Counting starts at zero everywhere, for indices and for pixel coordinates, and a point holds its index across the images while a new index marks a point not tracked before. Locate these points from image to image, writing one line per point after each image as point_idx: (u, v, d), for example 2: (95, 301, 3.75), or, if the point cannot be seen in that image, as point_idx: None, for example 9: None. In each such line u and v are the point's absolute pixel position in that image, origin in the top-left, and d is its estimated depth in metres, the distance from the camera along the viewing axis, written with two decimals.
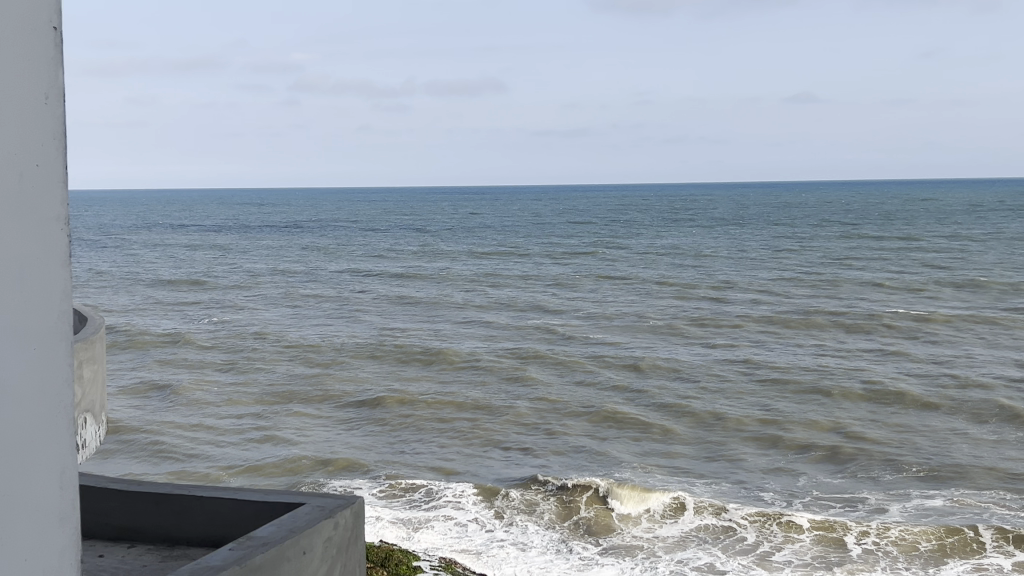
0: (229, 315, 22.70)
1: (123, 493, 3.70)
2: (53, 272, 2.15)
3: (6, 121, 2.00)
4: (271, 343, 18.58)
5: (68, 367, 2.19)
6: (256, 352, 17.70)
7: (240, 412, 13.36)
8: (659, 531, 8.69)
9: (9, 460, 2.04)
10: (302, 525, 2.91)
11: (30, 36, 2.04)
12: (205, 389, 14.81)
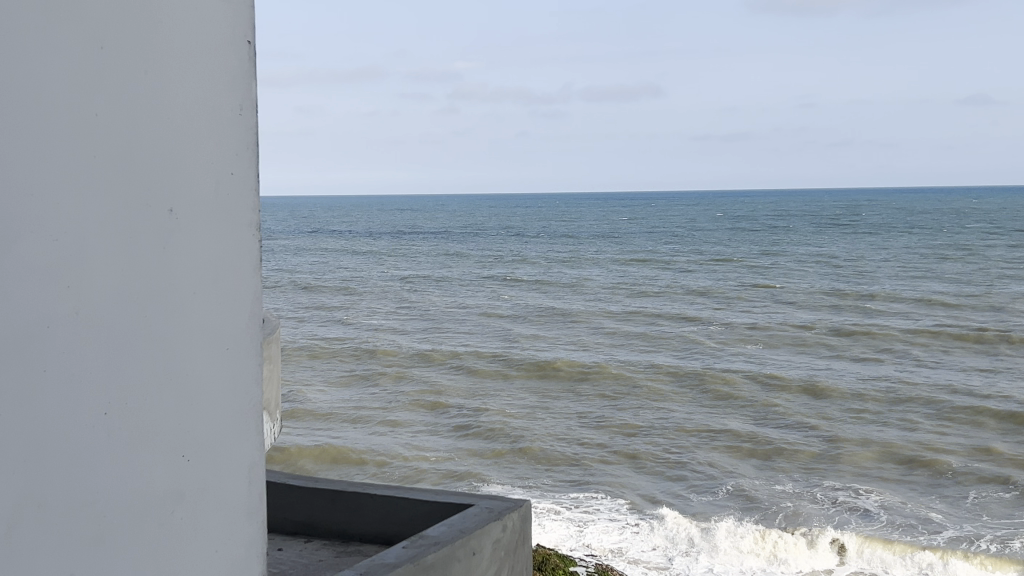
0: (377, 320, 23.21)
1: (300, 489, 3.83)
2: (244, 277, 2.26)
3: (202, 131, 2.12)
4: (418, 347, 18.98)
5: (255, 367, 2.30)
6: (405, 355, 18.14)
7: (391, 413, 13.69)
8: (831, 568, 8.14)
9: (204, 454, 2.15)
10: (472, 525, 2.95)
11: (228, 50, 2.18)
12: (357, 390, 15.26)
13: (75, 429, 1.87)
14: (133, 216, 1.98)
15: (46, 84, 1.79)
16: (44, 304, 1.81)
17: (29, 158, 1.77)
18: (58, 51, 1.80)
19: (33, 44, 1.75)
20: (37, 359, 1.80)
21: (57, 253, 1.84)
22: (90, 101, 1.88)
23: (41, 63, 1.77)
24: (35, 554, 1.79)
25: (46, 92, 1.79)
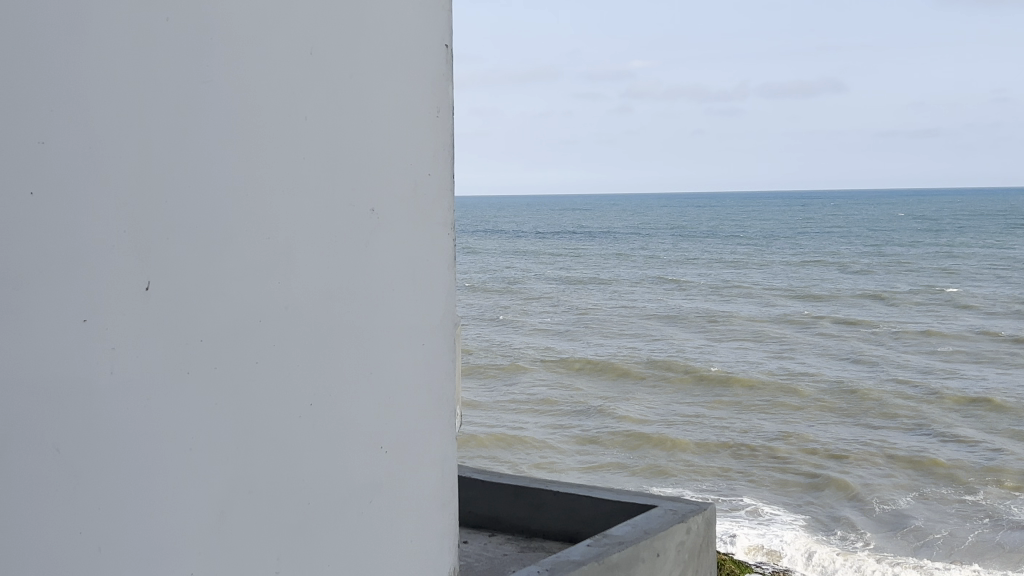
0: (538, 321, 23.47)
1: (485, 484, 3.90)
2: (439, 273, 2.32)
3: (403, 132, 2.20)
4: (579, 350, 19.07)
5: (447, 363, 2.36)
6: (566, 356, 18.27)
7: (552, 414, 13.79)
8: None
9: (400, 447, 2.22)
10: (656, 527, 2.94)
11: (427, 53, 2.25)
12: (519, 389, 15.45)
13: (282, 420, 1.97)
14: (337, 216, 2.06)
15: (260, 89, 1.89)
16: (255, 298, 1.92)
17: (243, 159, 1.87)
18: (270, 57, 1.90)
19: (247, 52, 1.86)
20: (249, 350, 1.90)
21: (268, 250, 1.94)
22: (299, 105, 1.97)
23: (256, 69, 1.87)
24: (243, 534, 1.90)
25: (259, 96, 1.89)
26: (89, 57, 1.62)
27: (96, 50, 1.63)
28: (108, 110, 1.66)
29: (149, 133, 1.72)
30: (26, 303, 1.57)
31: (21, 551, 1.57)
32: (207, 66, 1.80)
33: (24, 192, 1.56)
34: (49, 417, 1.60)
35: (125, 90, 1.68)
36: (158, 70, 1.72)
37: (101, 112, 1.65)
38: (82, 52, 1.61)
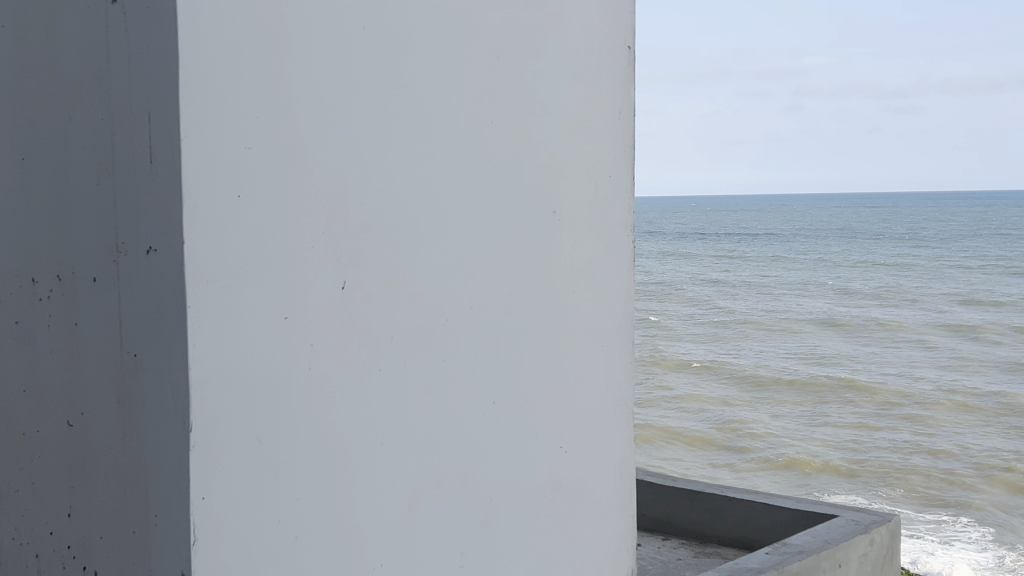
0: (695, 324, 23.31)
1: (659, 486, 3.92)
2: (619, 274, 2.32)
3: (584, 134, 2.21)
4: (739, 355, 18.78)
5: (628, 365, 2.36)
6: (725, 361, 18.02)
7: (712, 418, 13.63)
8: None
9: (578, 446, 2.24)
10: (837, 537, 2.86)
11: (609, 55, 2.26)
12: (677, 392, 15.36)
13: (466, 416, 2.01)
14: (520, 217, 2.09)
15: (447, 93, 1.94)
16: (442, 298, 1.97)
17: (431, 160, 1.93)
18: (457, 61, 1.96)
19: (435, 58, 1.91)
20: (436, 348, 1.96)
21: (454, 250, 1.98)
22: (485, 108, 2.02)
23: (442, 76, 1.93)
24: (429, 529, 1.94)
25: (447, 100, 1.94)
26: (289, 64, 1.70)
27: (297, 58, 1.71)
28: (306, 114, 1.73)
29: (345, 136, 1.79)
30: (234, 300, 1.65)
31: (227, 536, 1.65)
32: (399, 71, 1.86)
33: (232, 195, 1.64)
34: (252, 409, 1.68)
35: (324, 96, 1.75)
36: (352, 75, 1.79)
37: (301, 116, 1.72)
38: (284, 59, 1.69)
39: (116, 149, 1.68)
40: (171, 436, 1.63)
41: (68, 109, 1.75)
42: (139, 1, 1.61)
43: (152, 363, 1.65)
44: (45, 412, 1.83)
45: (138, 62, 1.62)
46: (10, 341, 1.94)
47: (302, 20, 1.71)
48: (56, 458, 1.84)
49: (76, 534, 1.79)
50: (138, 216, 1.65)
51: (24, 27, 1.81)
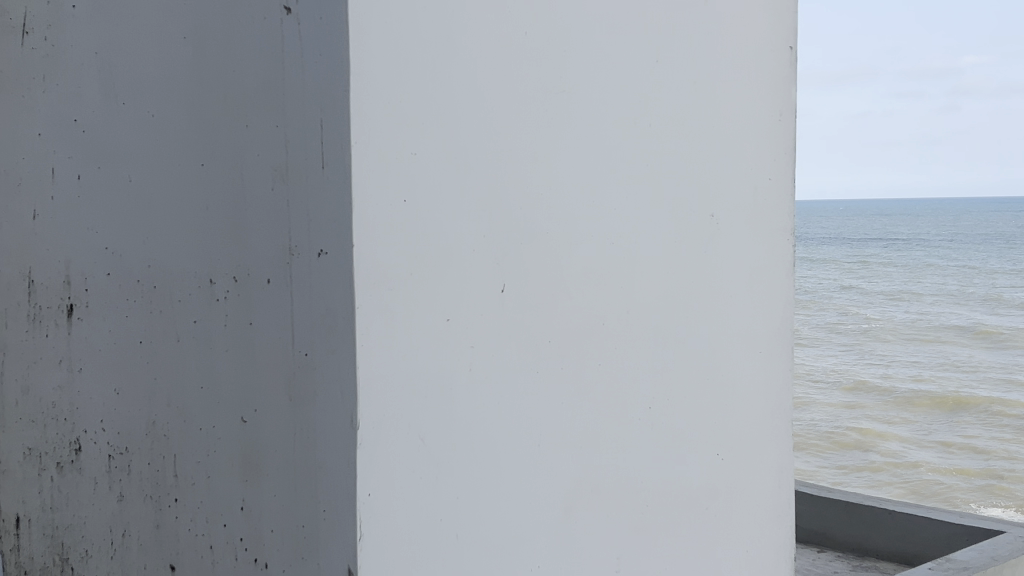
0: (835, 331, 22.90)
1: (815, 501, 4.13)
2: (779, 279, 2.29)
3: (744, 137, 2.20)
4: (882, 364, 18.37)
5: (787, 372, 2.32)
6: (867, 371, 17.66)
7: (855, 428, 13.38)
8: None
9: (736, 455, 2.21)
10: (1005, 553, 2.77)
11: (769, 56, 2.23)
12: (817, 402, 15.15)
13: (623, 420, 2.00)
14: (680, 220, 2.09)
15: (605, 95, 1.95)
16: (598, 303, 1.97)
17: (590, 164, 1.94)
18: (619, 63, 1.97)
19: (591, 64, 1.93)
20: (593, 352, 1.96)
21: (612, 253, 1.98)
22: (646, 109, 2.02)
23: (598, 81, 1.94)
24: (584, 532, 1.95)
25: (602, 103, 1.95)
26: (457, 69, 1.73)
27: (463, 65, 1.74)
28: (469, 119, 1.77)
29: (506, 140, 1.82)
30: (401, 300, 1.69)
31: (393, 532, 1.68)
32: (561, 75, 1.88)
33: (398, 200, 1.67)
34: (414, 409, 1.71)
35: (487, 101, 1.79)
36: (515, 79, 1.82)
37: (466, 121, 1.76)
38: (451, 66, 1.73)
39: (289, 153, 1.73)
40: (338, 433, 1.67)
41: (244, 117, 1.79)
42: (313, 12, 1.66)
43: (323, 362, 1.70)
44: (219, 409, 1.87)
45: (311, 70, 1.67)
46: (184, 344, 1.91)
47: (463, 32, 1.74)
48: (230, 454, 1.87)
49: (252, 528, 1.84)
50: (310, 218, 1.71)
51: (205, 35, 1.82)
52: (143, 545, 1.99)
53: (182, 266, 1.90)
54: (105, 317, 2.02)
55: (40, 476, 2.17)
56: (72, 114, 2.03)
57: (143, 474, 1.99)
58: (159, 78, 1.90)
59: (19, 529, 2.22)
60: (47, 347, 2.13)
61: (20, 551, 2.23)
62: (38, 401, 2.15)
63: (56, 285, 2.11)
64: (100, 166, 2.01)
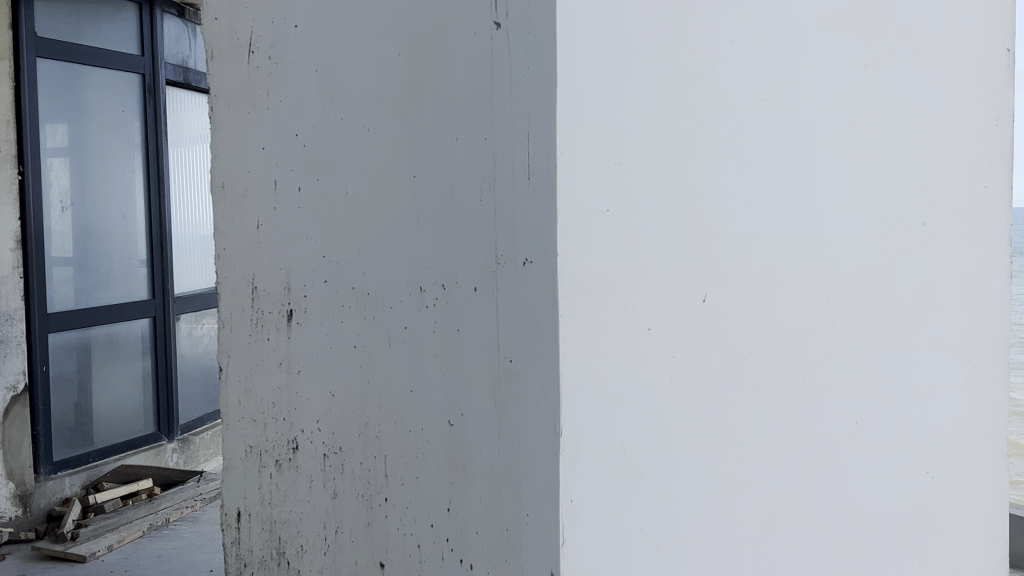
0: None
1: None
2: (988, 287, 2.40)
3: (961, 144, 2.30)
4: None
5: (1001, 391, 2.45)
6: None
7: None
8: None
9: (951, 477, 2.34)
10: None
11: (986, 57, 2.33)
12: None
13: (828, 437, 2.10)
14: (894, 231, 2.19)
15: (800, 107, 2.01)
16: (800, 317, 2.04)
17: (790, 173, 2.01)
18: (818, 83, 2.03)
19: (790, 76, 1.99)
20: (797, 364, 2.04)
21: (813, 264, 2.06)
22: (844, 126, 2.09)
23: (795, 90, 2.00)
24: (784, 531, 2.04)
25: (798, 114, 2.02)
26: (654, 83, 1.78)
27: (661, 80, 1.79)
28: (665, 134, 1.81)
29: (702, 154, 1.87)
30: (602, 310, 1.74)
31: (594, 536, 1.73)
32: (757, 91, 1.94)
33: (602, 210, 1.73)
34: (617, 418, 1.76)
35: (683, 114, 1.84)
36: (710, 93, 1.87)
37: (662, 135, 1.81)
38: (649, 82, 1.78)
39: (498, 165, 1.78)
40: (542, 440, 1.72)
41: (455, 130, 1.84)
42: (521, 27, 1.71)
43: (529, 370, 1.74)
44: (428, 412, 1.93)
45: (520, 84, 1.72)
46: (396, 349, 1.97)
47: (663, 46, 1.79)
48: (437, 457, 1.92)
49: (458, 529, 1.89)
50: (516, 229, 1.75)
51: (421, 51, 1.87)
52: (354, 541, 2.08)
53: (395, 274, 1.96)
54: (323, 322, 2.10)
55: (261, 472, 2.25)
56: (294, 129, 2.10)
57: (356, 473, 2.06)
58: (375, 93, 1.95)
59: (237, 523, 2.31)
60: (269, 350, 2.21)
61: (238, 543, 2.31)
62: (260, 400, 2.24)
63: (276, 290, 2.18)
64: (318, 179, 2.07)
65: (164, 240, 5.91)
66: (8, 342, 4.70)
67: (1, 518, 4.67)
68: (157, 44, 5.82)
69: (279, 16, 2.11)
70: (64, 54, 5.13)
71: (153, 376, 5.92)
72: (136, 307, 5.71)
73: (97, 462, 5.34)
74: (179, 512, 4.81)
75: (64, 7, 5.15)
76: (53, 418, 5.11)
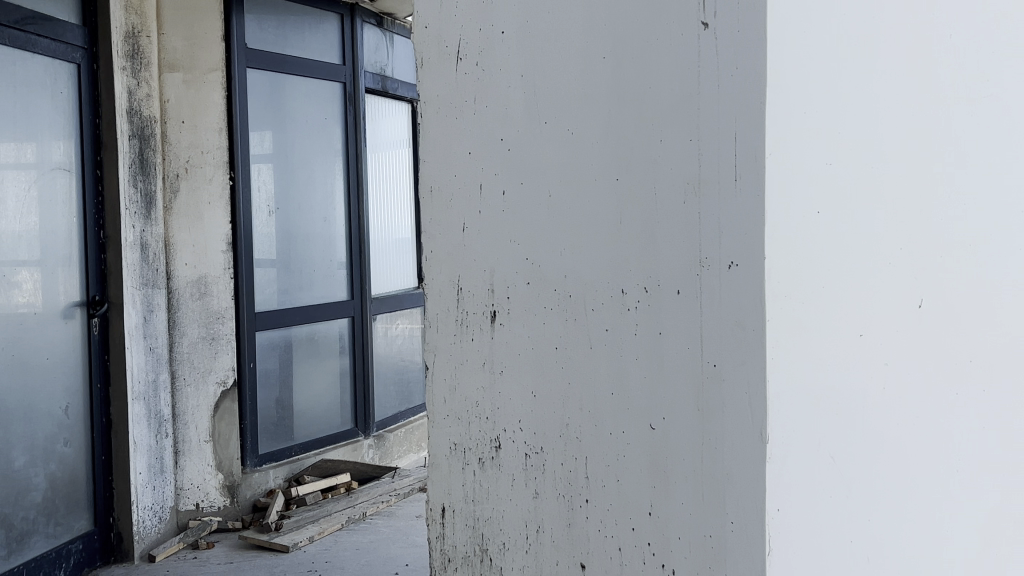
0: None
1: None
2: None
3: None
4: None
5: None
6: None
7: None
8: None
9: None
10: None
11: None
12: None
13: None
14: None
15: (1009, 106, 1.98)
16: None
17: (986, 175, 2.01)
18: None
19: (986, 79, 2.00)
20: None
21: None
22: None
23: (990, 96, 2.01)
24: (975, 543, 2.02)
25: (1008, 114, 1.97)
26: (855, 84, 1.77)
27: (860, 84, 1.77)
28: (865, 137, 1.79)
29: (904, 158, 1.85)
30: (808, 315, 1.71)
31: (798, 544, 1.70)
32: (961, 94, 1.95)
33: (814, 211, 1.71)
34: (833, 428, 1.76)
35: (886, 117, 1.82)
36: (919, 97, 1.87)
37: (863, 141, 1.79)
38: (849, 84, 1.76)
39: (703, 167, 1.74)
40: (746, 447, 1.68)
41: (659, 132, 1.82)
42: (730, 24, 1.68)
43: (735, 376, 1.70)
44: (629, 415, 1.92)
45: (727, 85, 1.69)
46: (597, 351, 1.97)
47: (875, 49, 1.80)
48: (638, 459, 1.90)
49: (660, 533, 1.87)
50: (722, 230, 1.71)
51: (627, 55, 1.86)
52: (556, 542, 2.09)
53: (598, 277, 1.96)
54: (525, 324, 2.13)
55: (465, 469, 2.31)
56: (499, 133, 2.14)
57: (557, 474, 2.07)
58: (580, 95, 1.96)
59: (443, 518, 2.38)
60: (473, 350, 2.26)
61: (442, 538, 2.38)
62: (464, 399, 2.29)
63: (481, 292, 2.23)
64: (522, 182, 2.10)
65: (362, 242, 6.16)
66: (219, 339, 5.02)
67: (211, 507, 4.99)
68: (358, 52, 6.06)
69: (486, 23, 2.15)
70: (269, 64, 5.38)
71: (351, 372, 6.16)
72: (336, 308, 5.94)
73: (298, 456, 5.60)
74: (376, 506, 5.16)
75: (271, 18, 5.41)
76: (259, 413, 5.36)
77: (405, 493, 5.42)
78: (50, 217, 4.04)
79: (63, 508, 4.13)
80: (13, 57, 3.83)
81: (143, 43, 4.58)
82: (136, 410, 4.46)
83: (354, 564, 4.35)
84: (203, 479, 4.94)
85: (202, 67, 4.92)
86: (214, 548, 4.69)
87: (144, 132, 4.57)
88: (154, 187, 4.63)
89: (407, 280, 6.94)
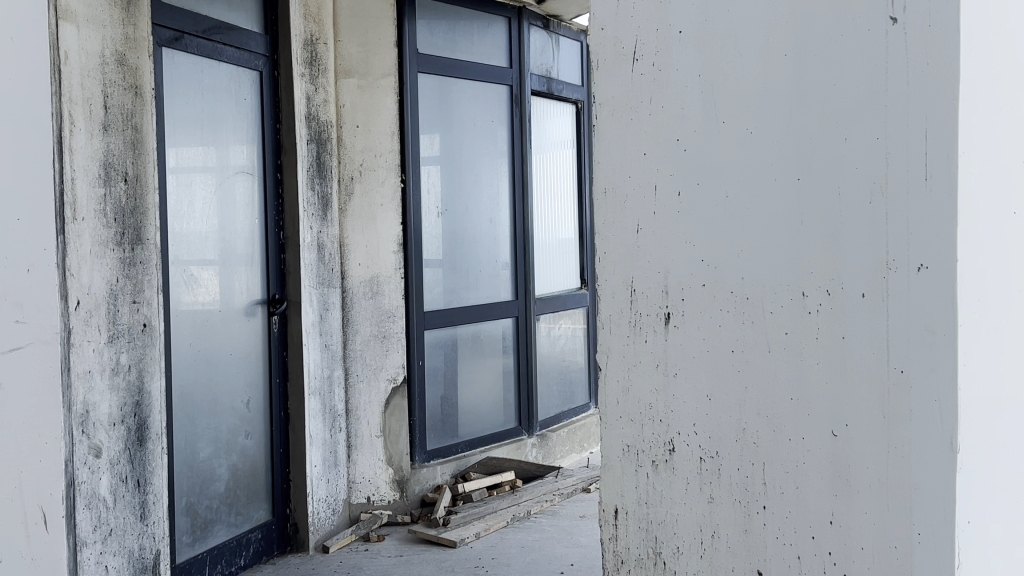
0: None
1: None
2: None
3: None
4: None
5: None
6: None
7: None
8: None
9: None
10: None
11: None
12: None
13: None
14: None
15: None
16: None
17: None
18: None
19: None
20: None
21: None
22: None
23: None
24: None
25: None
26: None
27: None
28: None
29: None
30: (997, 320, 1.66)
31: (987, 554, 1.67)
32: None
33: (1012, 212, 1.69)
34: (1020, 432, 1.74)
35: None
36: None
37: None
38: None
39: (891, 166, 1.69)
40: (934, 456, 1.64)
41: (844, 130, 1.77)
42: (921, 19, 1.63)
43: (923, 383, 1.65)
44: (810, 422, 1.87)
45: (919, 81, 1.63)
46: (777, 354, 1.94)
47: None
48: (818, 465, 1.86)
49: (841, 541, 1.83)
50: (910, 232, 1.66)
51: (809, 52, 1.82)
52: (732, 548, 2.07)
53: (778, 279, 1.93)
54: (700, 325, 2.11)
55: (638, 471, 2.29)
56: (674, 133, 2.12)
57: (734, 479, 2.05)
58: (758, 95, 1.93)
59: (617, 520, 2.36)
60: (647, 352, 2.24)
61: (615, 540, 2.37)
62: (637, 401, 2.27)
63: (655, 293, 2.22)
64: (698, 183, 2.08)
65: (527, 242, 6.20)
66: (390, 337, 5.15)
67: (382, 501, 5.11)
68: (523, 55, 6.12)
69: (664, 23, 2.14)
70: (439, 68, 5.48)
71: (515, 371, 6.23)
72: (501, 307, 6.02)
73: (464, 454, 5.68)
74: (540, 505, 5.22)
75: (441, 23, 5.52)
76: (427, 410, 5.47)
77: (568, 493, 5.46)
78: (230, 220, 4.20)
79: (243, 498, 4.31)
80: (201, 65, 4.02)
81: (320, 49, 4.73)
82: (313, 405, 4.62)
83: (522, 562, 4.40)
84: (374, 473, 5.07)
85: (376, 72, 5.05)
86: (384, 541, 4.81)
87: (321, 136, 4.73)
88: (330, 190, 4.79)
89: (570, 280, 6.95)
